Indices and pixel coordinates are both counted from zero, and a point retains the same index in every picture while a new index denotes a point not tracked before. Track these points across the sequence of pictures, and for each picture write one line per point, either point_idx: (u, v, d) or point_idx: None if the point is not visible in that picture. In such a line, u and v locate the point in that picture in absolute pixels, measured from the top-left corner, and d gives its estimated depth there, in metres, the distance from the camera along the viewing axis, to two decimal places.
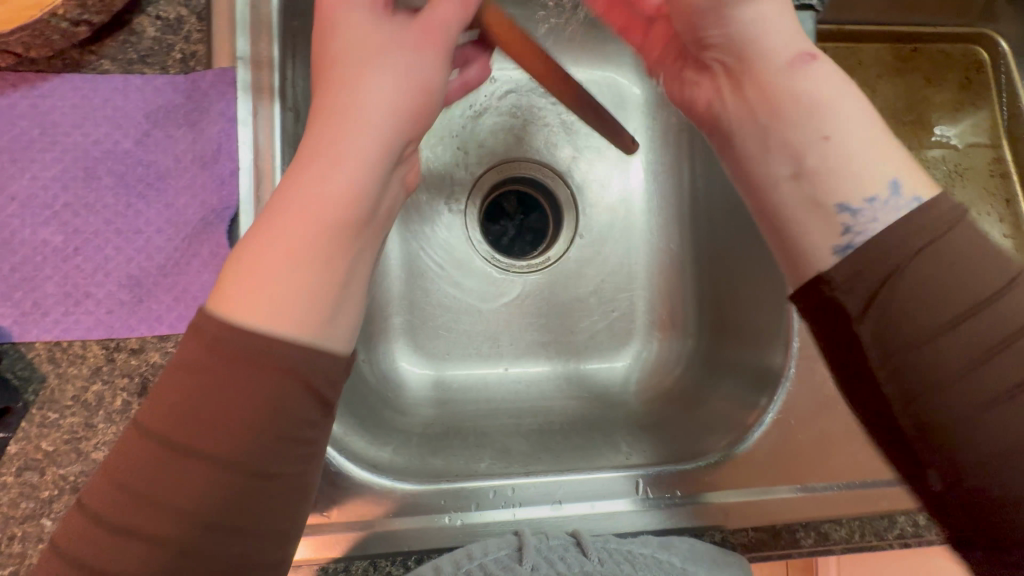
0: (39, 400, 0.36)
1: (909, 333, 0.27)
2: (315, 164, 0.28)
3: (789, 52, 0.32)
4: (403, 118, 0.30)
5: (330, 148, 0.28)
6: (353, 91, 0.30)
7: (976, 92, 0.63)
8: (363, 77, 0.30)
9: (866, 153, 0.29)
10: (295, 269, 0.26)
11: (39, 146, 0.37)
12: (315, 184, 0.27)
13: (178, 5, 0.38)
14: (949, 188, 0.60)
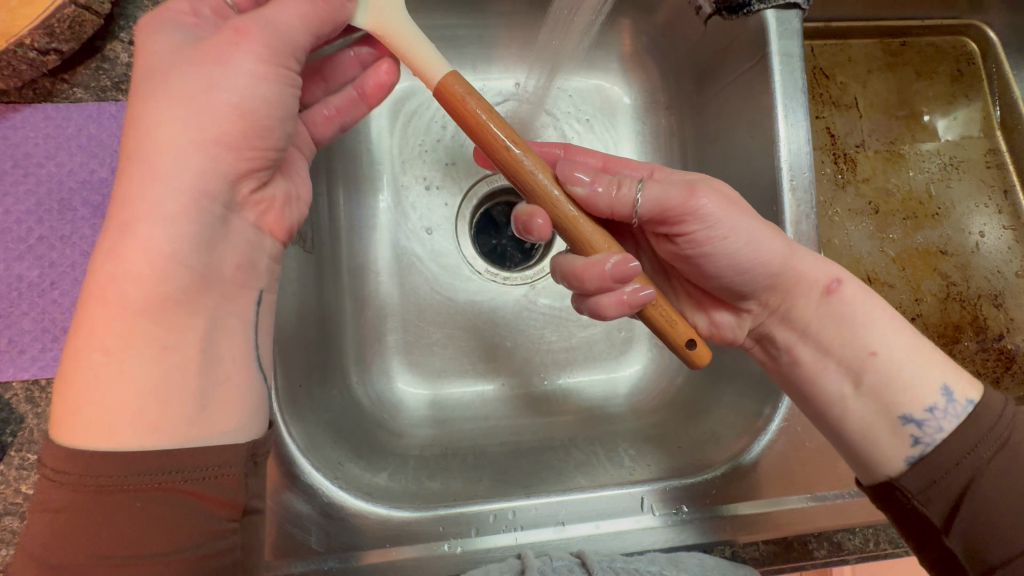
0: (17, 442, 0.35)
1: (1002, 539, 0.31)
2: (125, 236, 0.26)
3: (822, 278, 0.38)
4: (216, 151, 0.27)
5: (133, 213, 0.26)
6: (148, 146, 0.27)
7: (967, 84, 0.62)
8: (159, 126, 0.27)
9: (918, 370, 0.36)
10: (148, 358, 0.26)
11: (13, 178, 0.36)
12: (133, 263, 0.26)
13: None
14: (945, 182, 0.59)
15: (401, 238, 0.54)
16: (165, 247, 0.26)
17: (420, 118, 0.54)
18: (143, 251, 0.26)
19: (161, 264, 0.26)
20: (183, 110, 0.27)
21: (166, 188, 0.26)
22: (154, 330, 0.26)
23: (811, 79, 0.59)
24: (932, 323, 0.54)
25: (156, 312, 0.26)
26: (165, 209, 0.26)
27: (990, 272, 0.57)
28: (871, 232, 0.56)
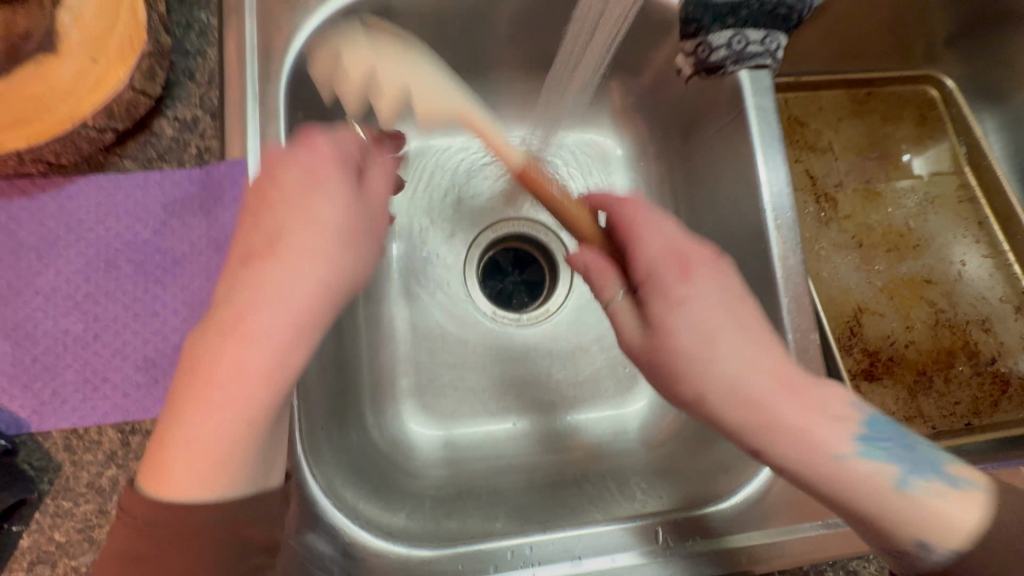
0: (53, 489, 0.36)
1: None
2: (226, 326, 0.27)
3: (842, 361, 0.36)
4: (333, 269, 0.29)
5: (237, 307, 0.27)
6: (270, 243, 0.28)
7: (933, 126, 0.67)
8: (285, 225, 0.29)
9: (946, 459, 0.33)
10: (230, 447, 0.27)
11: (65, 242, 0.39)
12: (228, 359, 0.26)
13: (194, 107, 0.42)
14: (923, 216, 0.63)
15: (413, 285, 0.57)
16: (289, 323, 0.27)
17: (428, 174, 0.59)
18: (267, 315, 0.27)
19: (266, 342, 0.27)
20: (330, 202, 0.30)
21: (302, 269, 0.28)
22: (258, 393, 0.27)
23: (788, 128, 0.64)
24: (925, 349, 0.56)
25: (263, 386, 0.27)
26: (295, 289, 0.28)
27: (975, 298, 0.59)
28: (858, 265, 0.59)
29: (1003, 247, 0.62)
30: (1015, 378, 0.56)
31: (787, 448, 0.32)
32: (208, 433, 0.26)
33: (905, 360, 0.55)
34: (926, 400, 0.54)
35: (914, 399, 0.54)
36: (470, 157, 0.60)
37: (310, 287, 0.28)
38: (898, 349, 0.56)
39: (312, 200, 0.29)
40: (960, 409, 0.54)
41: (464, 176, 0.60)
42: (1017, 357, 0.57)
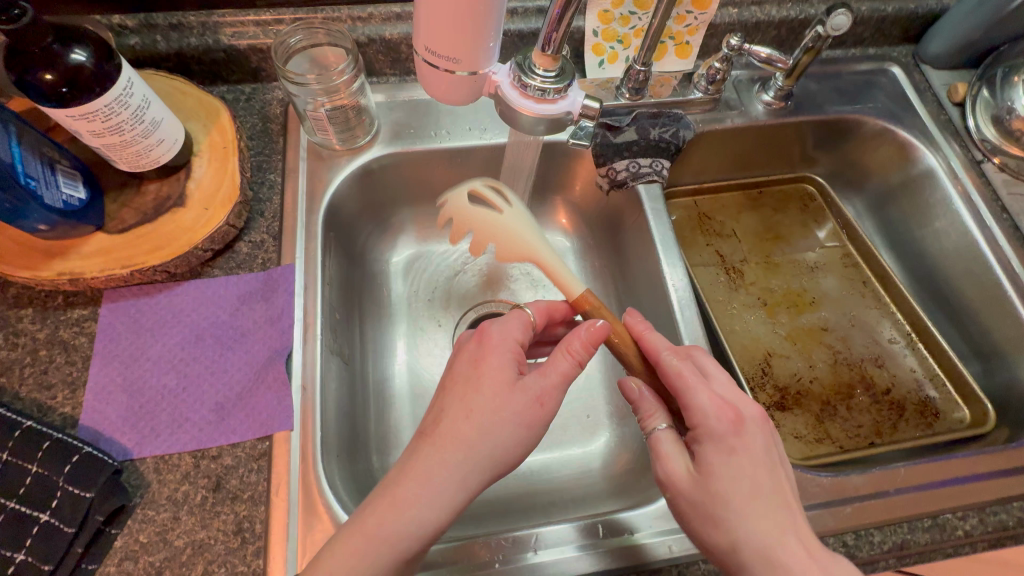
0: (142, 501, 0.50)
1: None
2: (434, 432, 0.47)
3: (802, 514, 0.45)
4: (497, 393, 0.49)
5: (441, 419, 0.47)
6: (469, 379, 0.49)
7: (815, 213, 0.86)
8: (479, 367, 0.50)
9: None
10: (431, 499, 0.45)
11: (169, 324, 0.57)
12: (435, 448, 0.46)
13: (262, 234, 0.63)
14: (815, 280, 0.79)
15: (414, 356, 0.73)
16: (448, 451, 0.46)
17: (424, 271, 0.78)
18: (441, 449, 0.46)
19: (458, 442, 0.46)
20: (491, 395, 0.48)
21: (464, 426, 0.47)
22: (425, 496, 0.44)
23: (698, 221, 0.84)
24: (827, 384, 0.68)
25: (431, 496, 0.45)
26: (456, 435, 0.46)
27: (867, 341, 0.73)
28: (764, 319, 0.74)
29: (885, 299, 0.77)
30: (908, 403, 0.67)
31: (753, 552, 0.44)
32: (393, 518, 0.44)
33: (811, 392, 0.67)
34: (833, 424, 0.65)
35: (822, 424, 0.65)
36: (456, 257, 0.80)
37: (462, 449, 0.46)
38: (804, 384, 0.68)
39: (482, 402, 0.48)
40: (863, 430, 0.65)
41: (451, 272, 0.79)
42: (908, 386, 0.69)
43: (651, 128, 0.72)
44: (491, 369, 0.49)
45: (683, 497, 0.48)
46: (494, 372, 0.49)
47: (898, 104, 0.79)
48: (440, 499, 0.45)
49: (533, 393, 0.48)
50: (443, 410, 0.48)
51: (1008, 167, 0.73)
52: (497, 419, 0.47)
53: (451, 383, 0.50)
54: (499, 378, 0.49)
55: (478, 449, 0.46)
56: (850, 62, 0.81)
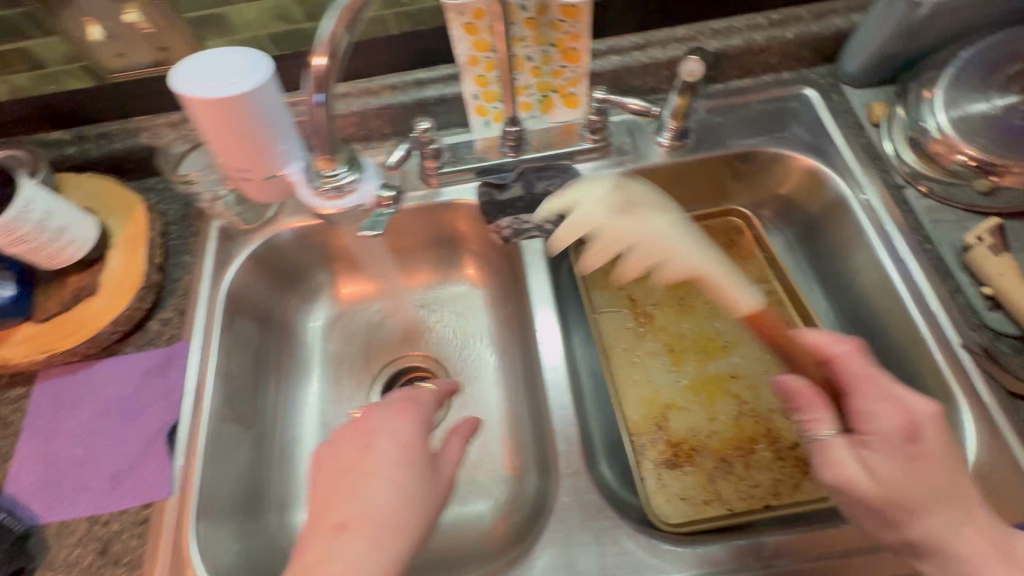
0: (38, 564, 0.55)
1: None
2: (354, 501, 0.48)
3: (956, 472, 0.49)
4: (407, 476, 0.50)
5: (353, 495, 0.48)
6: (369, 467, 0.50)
7: (743, 247, 0.81)
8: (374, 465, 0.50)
9: None
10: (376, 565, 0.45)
11: (83, 399, 0.65)
12: (364, 515, 0.47)
13: (172, 311, 0.70)
14: (731, 322, 0.75)
15: (329, 413, 0.79)
16: (379, 533, 0.46)
17: (342, 328, 0.84)
18: (368, 534, 0.46)
19: (379, 519, 0.47)
20: (405, 475, 0.50)
21: (389, 508, 0.48)
22: (367, 568, 0.44)
23: (611, 265, 0.82)
24: (727, 438, 0.65)
25: (368, 570, 0.45)
26: (380, 520, 0.47)
27: (779, 389, 0.68)
28: (668, 368, 0.71)
29: None
30: None
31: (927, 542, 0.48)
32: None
33: (708, 448, 0.64)
34: (726, 483, 0.61)
35: (714, 484, 0.61)
36: (374, 315, 0.85)
37: (397, 530, 0.47)
38: (701, 439, 0.65)
39: (400, 486, 0.49)
40: (759, 491, 0.60)
41: (369, 331, 0.84)
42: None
43: (538, 181, 0.73)
44: (391, 453, 0.51)
45: (867, 498, 0.50)
46: (394, 454, 0.51)
47: (813, 131, 0.74)
48: (384, 567, 0.45)
49: (408, 457, 0.51)
50: (349, 493, 0.48)
51: (933, 192, 0.65)
52: (421, 496, 0.50)
53: (355, 470, 0.50)
54: (409, 460, 0.51)
55: (410, 527, 0.47)
56: (759, 88, 0.77)
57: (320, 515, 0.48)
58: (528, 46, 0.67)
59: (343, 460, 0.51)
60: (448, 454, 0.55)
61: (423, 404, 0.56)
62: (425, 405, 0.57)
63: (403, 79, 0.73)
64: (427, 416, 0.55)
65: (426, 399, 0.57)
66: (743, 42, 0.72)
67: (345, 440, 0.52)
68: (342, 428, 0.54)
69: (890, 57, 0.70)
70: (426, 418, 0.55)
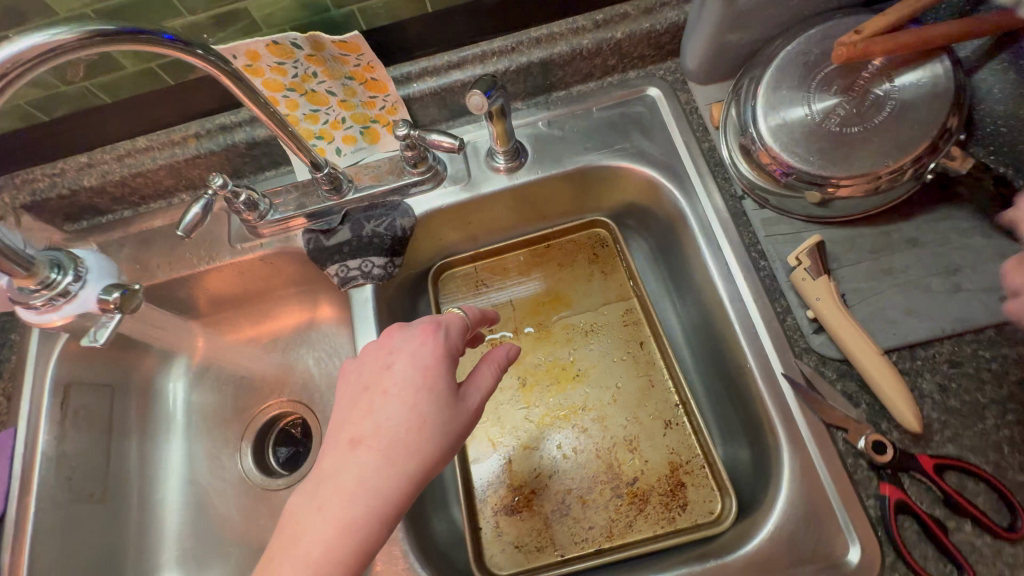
0: None
1: None
2: (364, 423, 0.45)
3: None
4: (417, 401, 0.45)
5: (360, 420, 0.45)
6: (372, 408, 0.45)
7: (605, 262, 0.78)
8: (385, 398, 0.46)
9: None
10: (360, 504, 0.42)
11: None
12: (353, 447, 0.44)
13: (0, 395, 0.68)
14: (587, 346, 0.72)
15: (196, 470, 0.78)
16: (390, 452, 0.43)
17: (208, 380, 0.82)
18: (378, 452, 0.43)
19: (361, 458, 0.43)
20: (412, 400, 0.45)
21: (402, 429, 0.44)
22: (373, 485, 0.42)
23: (472, 292, 0.79)
24: (568, 477, 0.63)
25: (363, 490, 0.42)
26: (393, 440, 0.44)
27: (626, 420, 0.66)
28: (519, 404, 0.69)
29: (659, 364, 0.68)
30: (653, 494, 0.60)
31: None
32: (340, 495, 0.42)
33: (548, 489, 0.63)
34: (560, 527, 0.60)
35: (548, 529, 0.60)
36: (240, 365, 0.83)
37: (409, 452, 0.44)
38: (541, 480, 0.63)
39: (414, 407, 0.45)
40: (593, 533, 0.59)
41: (235, 379, 0.82)
42: (659, 472, 0.61)
43: (365, 223, 0.68)
44: (409, 374, 0.47)
45: None
46: (414, 375, 0.46)
47: (656, 138, 0.69)
48: (391, 491, 0.42)
49: (413, 378, 0.46)
50: (365, 415, 0.45)
51: (769, 203, 0.62)
52: (438, 422, 0.45)
53: (374, 387, 0.46)
54: (428, 384, 0.46)
55: (423, 452, 0.44)
56: (601, 92, 0.71)
57: (338, 429, 0.46)
58: (321, 81, 0.62)
59: (363, 387, 0.47)
60: (473, 383, 0.48)
61: (448, 334, 0.50)
62: (453, 328, 0.51)
63: (205, 125, 0.67)
64: (449, 340, 0.49)
65: (452, 323, 0.51)
66: (567, 49, 0.66)
67: (367, 368, 0.48)
68: (370, 343, 0.50)
69: (724, 52, 0.64)
70: (452, 345, 0.50)
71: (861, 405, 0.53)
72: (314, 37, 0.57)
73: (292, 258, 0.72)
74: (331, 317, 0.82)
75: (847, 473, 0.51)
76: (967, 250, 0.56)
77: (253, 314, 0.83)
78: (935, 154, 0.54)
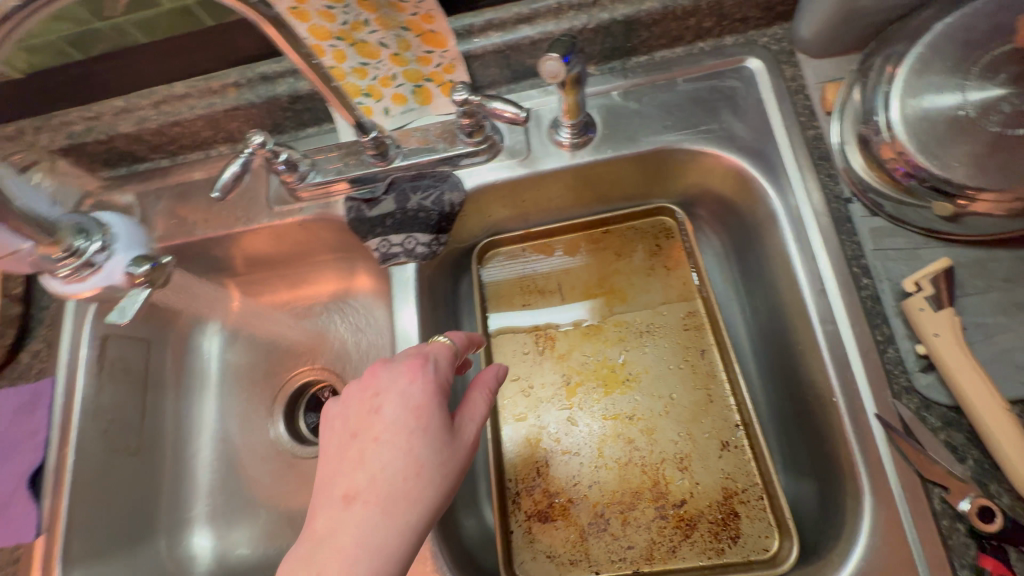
0: None
1: None
2: (353, 478, 0.41)
3: None
4: (412, 444, 0.42)
5: (347, 476, 0.41)
6: (362, 455, 0.42)
7: (668, 256, 0.70)
8: (374, 445, 0.42)
9: None
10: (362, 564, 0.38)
11: None
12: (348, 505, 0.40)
13: (41, 342, 0.67)
14: (641, 349, 0.65)
15: (227, 429, 0.77)
16: (389, 505, 0.40)
17: (241, 340, 0.80)
18: (375, 505, 0.40)
19: (356, 513, 0.40)
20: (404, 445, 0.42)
21: (398, 478, 0.41)
22: (376, 542, 0.39)
23: (518, 276, 0.73)
24: (609, 490, 0.59)
25: (366, 549, 0.39)
26: (390, 492, 0.40)
27: (678, 435, 0.60)
28: (560, 404, 0.64)
29: (721, 377, 0.62)
30: (702, 520, 0.55)
31: None
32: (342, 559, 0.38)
33: (586, 500, 0.58)
34: (597, 542, 0.56)
35: (583, 543, 0.57)
36: (274, 328, 0.80)
37: (409, 500, 0.41)
38: (579, 490, 0.59)
39: (409, 452, 0.42)
40: (632, 554, 0.55)
41: (269, 342, 0.80)
42: (710, 497, 0.56)
43: (411, 194, 0.63)
44: (398, 417, 0.43)
45: None
46: (404, 417, 0.43)
47: (751, 121, 0.59)
48: (394, 546, 0.39)
49: (405, 422, 0.43)
50: (353, 466, 0.42)
51: (883, 210, 0.52)
52: (435, 466, 0.42)
53: (363, 434, 0.43)
54: (421, 426, 0.43)
55: (424, 499, 0.41)
56: (690, 61, 0.61)
57: (327, 485, 0.42)
58: (373, 31, 0.55)
59: (346, 434, 0.44)
60: (464, 417, 0.45)
61: (434, 371, 0.46)
62: (439, 361, 0.47)
63: (245, 74, 0.61)
64: (438, 375, 0.46)
65: (439, 356, 0.48)
66: (659, 7, 0.56)
67: (345, 414, 0.45)
68: (352, 383, 0.46)
69: (853, 19, 0.52)
70: (442, 379, 0.46)
71: (968, 460, 0.46)
72: None
73: (331, 225, 0.67)
74: (368, 287, 0.78)
75: (942, 534, 0.45)
76: None
77: (290, 278, 0.79)
78: None
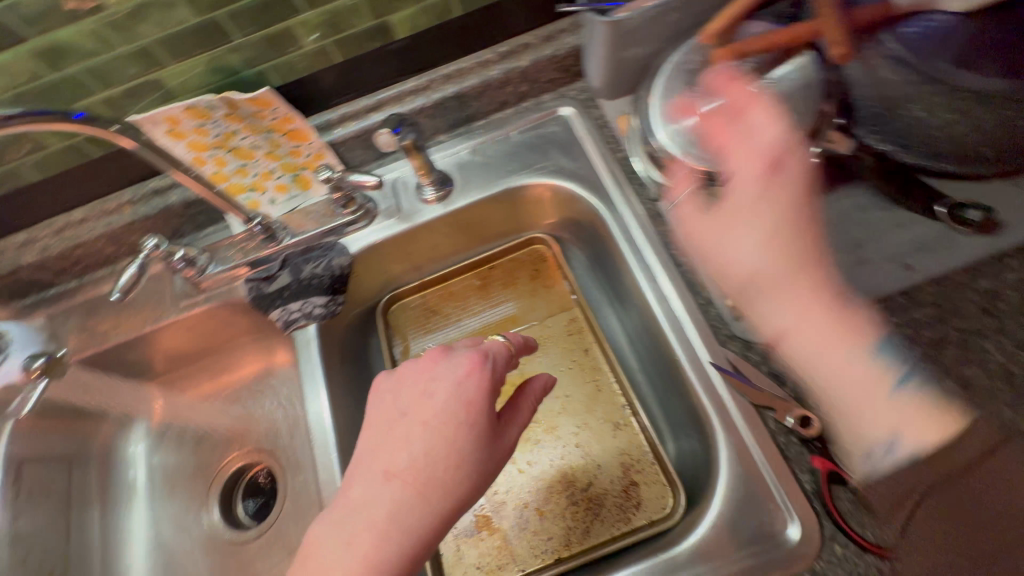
0: None
1: None
2: (394, 458, 0.47)
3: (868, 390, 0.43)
4: (453, 435, 0.47)
5: (390, 455, 0.47)
6: (406, 440, 0.47)
7: (545, 276, 0.80)
8: (419, 434, 0.47)
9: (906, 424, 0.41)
10: (387, 535, 0.44)
11: None
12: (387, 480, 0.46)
13: None
14: (535, 359, 0.73)
15: (162, 533, 0.77)
16: (426, 490, 0.45)
17: (168, 440, 0.82)
18: (412, 487, 0.45)
19: (394, 488, 0.46)
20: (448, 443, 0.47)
21: (438, 464, 0.46)
22: (404, 520, 0.45)
23: (420, 322, 0.80)
24: (524, 490, 0.63)
25: (396, 525, 0.44)
26: (429, 477, 0.46)
27: (577, 426, 0.67)
28: None
29: (604, 367, 0.70)
30: (608, 497, 0.61)
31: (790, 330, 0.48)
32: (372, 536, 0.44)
33: (505, 505, 0.63)
34: (520, 542, 0.60)
35: (509, 547, 0.60)
36: (199, 420, 0.83)
37: (443, 489, 0.45)
38: (499, 498, 0.63)
39: (451, 441, 0.47)
40: (553, 544, 0.59)
41: (197, 434, 0.82)
42: (611, 474, 0.62)
43: (304, 265, 0.71)
44: (450, 406, 0.49)
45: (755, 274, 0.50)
46: (454, 409, 0.48)
47: (573, 155, 0.72)
48: (425, 527, 0.45)
49: (448, 415, 0.48)
50: (398, 446, 0.47)
51: None
52: (473, 459, 0.47)
53: (412, 417, 0.49)
54: (468, 420, 0.48)
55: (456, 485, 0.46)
56: (518, 119, 0.75)
57: (371, 458, 0.48)
58: (245, 137, 0.65)
59: (398, 419, 0.49)
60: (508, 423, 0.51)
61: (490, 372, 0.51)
62: (499, 359, 0.53)
63: (137, 192, 0.70)
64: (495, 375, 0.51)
65: (498, 353, 0.53)
66: (478, 81, 0.70)
67: (395, 406, 0.51)
68: (413, 367, 0.53)
69: (622, 67, 0.68)
70: (497, 376, 0.52)
71: (787, 385, 0.54)
72: (224, 97, 0.60)
73: (237, 309, 0.74)
74: (286, 363, 0.83)
75: (780, 449, 0.53)
76: (863, 225, 0.61)
77: (209, 370, 0.83)
78: (817, 138, 0.59)
